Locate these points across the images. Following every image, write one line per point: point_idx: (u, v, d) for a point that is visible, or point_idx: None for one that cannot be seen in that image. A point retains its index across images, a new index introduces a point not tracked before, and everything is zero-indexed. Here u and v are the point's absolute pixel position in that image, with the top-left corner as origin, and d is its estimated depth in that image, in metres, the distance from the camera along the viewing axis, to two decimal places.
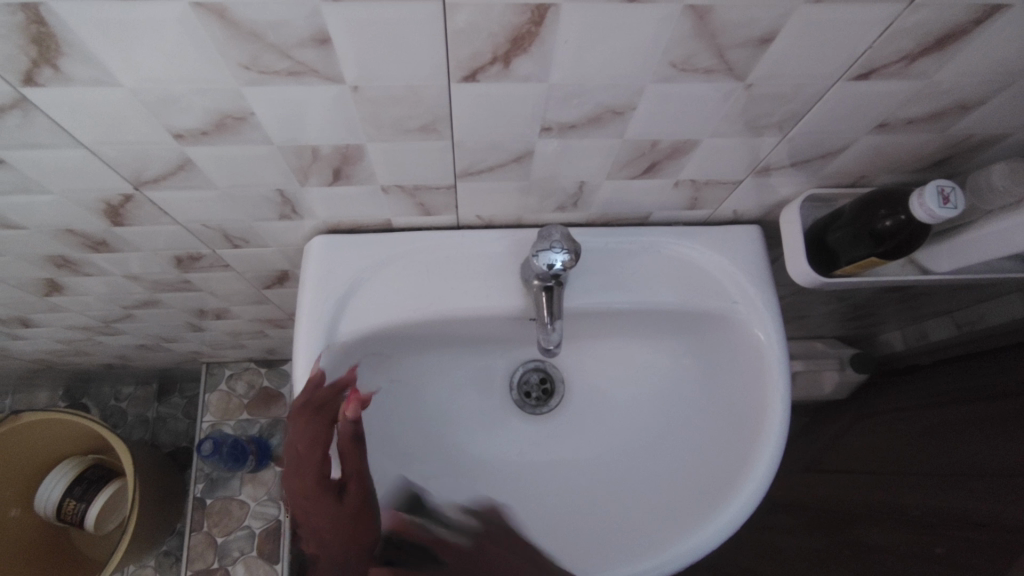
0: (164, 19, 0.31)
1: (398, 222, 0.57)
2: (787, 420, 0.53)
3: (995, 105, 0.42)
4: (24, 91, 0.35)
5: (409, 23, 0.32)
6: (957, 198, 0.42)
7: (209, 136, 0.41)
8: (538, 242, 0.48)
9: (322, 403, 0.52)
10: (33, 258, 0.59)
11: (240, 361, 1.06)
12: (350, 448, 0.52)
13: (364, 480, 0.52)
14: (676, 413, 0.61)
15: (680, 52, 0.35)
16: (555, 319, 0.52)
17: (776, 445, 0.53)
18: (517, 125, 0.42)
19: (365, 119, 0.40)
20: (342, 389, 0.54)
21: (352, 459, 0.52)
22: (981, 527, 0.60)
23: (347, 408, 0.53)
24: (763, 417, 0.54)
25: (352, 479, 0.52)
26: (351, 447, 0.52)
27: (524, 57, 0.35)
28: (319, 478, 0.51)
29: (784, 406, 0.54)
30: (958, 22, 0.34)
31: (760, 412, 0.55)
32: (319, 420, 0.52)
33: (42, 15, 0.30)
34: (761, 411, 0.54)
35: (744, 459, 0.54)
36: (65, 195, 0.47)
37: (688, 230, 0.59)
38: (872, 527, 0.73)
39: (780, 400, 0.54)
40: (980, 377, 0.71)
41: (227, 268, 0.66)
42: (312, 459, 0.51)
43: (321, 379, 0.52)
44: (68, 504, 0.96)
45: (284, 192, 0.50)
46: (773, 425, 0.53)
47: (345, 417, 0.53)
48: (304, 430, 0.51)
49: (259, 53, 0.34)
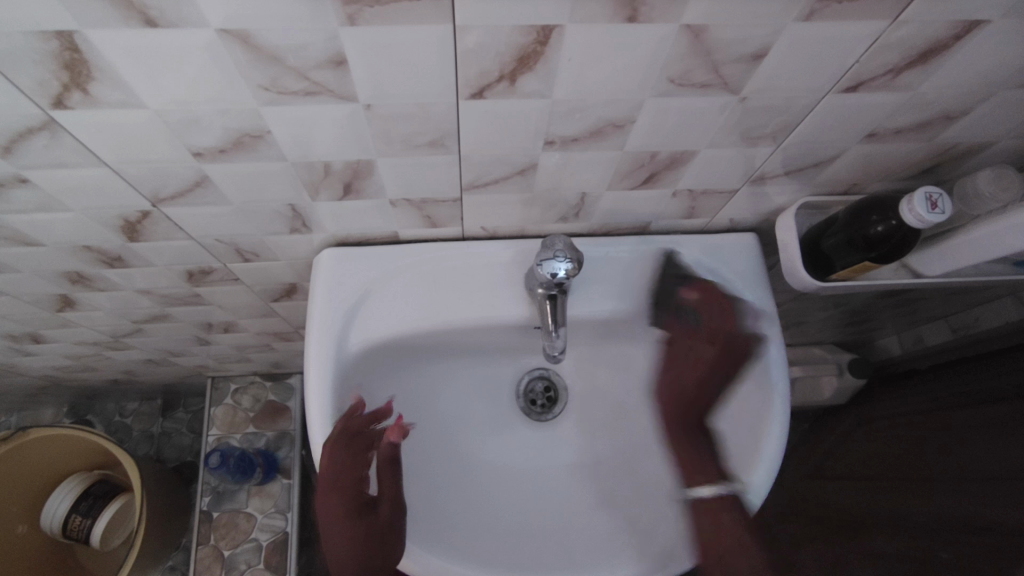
0: (192, 45, 0.33)
1: (406, 235, 0.59)
2: (786, 434, 0.54)
3: (980, 114, 0.44)
4: (53, 113, 0.37)
5: (420, 44, 0.34)
6: (944, 204, 0.44)
7: (226, 153, 0.42)
8: (542, 251, 0.50)
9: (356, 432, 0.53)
10: (49, 274, 0.60)
11: (246, 375, 1.07)
12: (386, 471, 0.54)
13: (396, 503, 0.53)
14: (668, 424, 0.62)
15: (678, 68, 0.37)
16: (559, 326, 0.53)
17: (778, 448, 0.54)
18: (522, 139, 0.43)
19: (376, 136, 0.42)
20: (380, 418, 0.55)
21: (387, 481, 0.53)
22: (986, 530, 0.62)
23: (392, 434, 0.55)
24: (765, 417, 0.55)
25: (386, 501, 0.53)
26: (388, 470, 0.54)
27: (530, 75, 0.37)
28: (356, 498, 0.52)
29: (784, 416, 0.56)
30: (940, 37, 0.36)
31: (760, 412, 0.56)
32: (354, 449, 0.52)
33: (76, 42, 0.32)
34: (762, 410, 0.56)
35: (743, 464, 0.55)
36: (84, 212, 0.49)
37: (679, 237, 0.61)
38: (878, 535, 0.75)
39: (779, 400, 0.56)
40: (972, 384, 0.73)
41: (237, 282, 0.68)
42: (349, 480, 0.52)
43: (360, 407, 0.54)
44: (74, 520, 0.96)
45: (296, 207, 0.51)
46: (774, 427, 0.55)
47: (385, 441, 0.55)
48: (343, 452, 0.52)
49: (278, 75, 0.35)
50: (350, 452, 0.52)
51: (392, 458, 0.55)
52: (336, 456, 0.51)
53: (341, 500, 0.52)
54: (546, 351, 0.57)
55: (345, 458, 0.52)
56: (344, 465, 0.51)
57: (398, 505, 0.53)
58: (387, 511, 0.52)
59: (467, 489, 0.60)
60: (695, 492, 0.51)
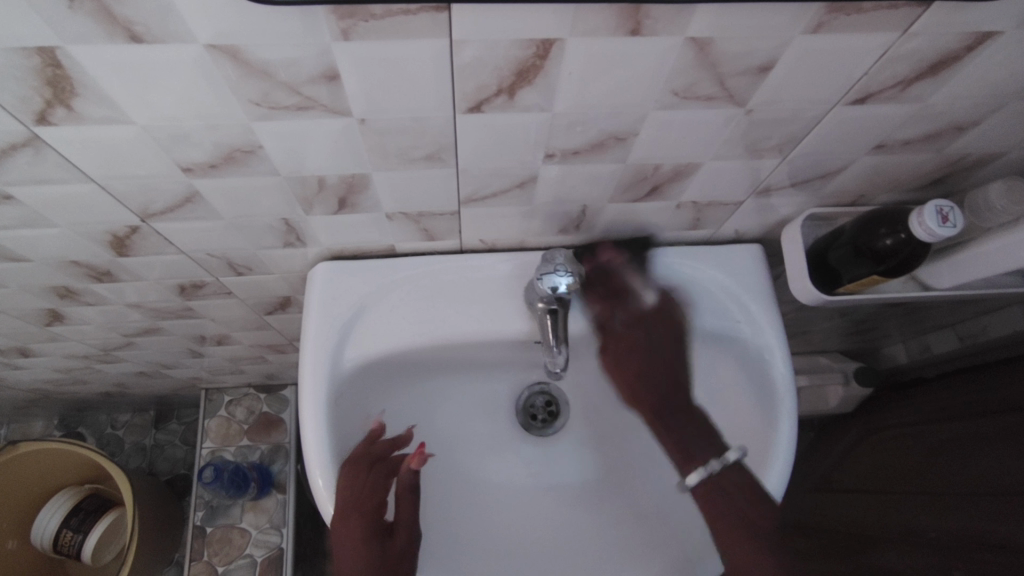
0: (180, 60, 0.31)
1: (402, 248, 0.58)
2: (797, 430, 0.54)
3: (990, 125, 0.43)
4: (37, 130, 0.36)
5: (416, 58, 0.33)
6: (955, 217, 0.43)
7: (217, 168, 0.41)
8: (543, 265, 0.48)
9: (379, 456, 0.53)
10: (36, 289, 0.59)
11: (240, 387, 1.05)
12: (405, 499, 0.53)
13: (410, 533, 0.52)
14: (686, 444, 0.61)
15: (683, 81, 0.36)
16: (560, 342, 0.52)
17: (790, 449, 0.54)
18: (522, 152, 0.42)
19: (372, 150, 0.41)
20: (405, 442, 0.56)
21: (405, 508, 0.53)
22: (1000, 548, 0.60)
23: (411, 461, 0.53)
24: (776, 415, 0.55)
25: (401, 529, 0.52)
26: (408, 499, 0.53)
27: (529, 88, 0.36)
28: (376, 522, 0.50)
29: (794, 441, 0.54)
30: (951, 49, 0.35)
31: (771, 410, 0.55)
32: (377, 473, 0.52)
33: (59, 57, 0.30)
34: (774, 409, 0.55)
35: (759, 461, 0.54)
36: (71, 227, 0.48)
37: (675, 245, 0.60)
38: (892, 551, 0.73)
39: (788, 401, 0.55)
40: (968, 394, 0.73)
41: (229, 295, 0.66)
42: (370, 503, 0.50)
43: (379, 433, 0.54)
44: (65, 535, 0.94)
45: (289, 221, 0.50)
46: (785, 424, 0.54)
47: (407, 468, 0.54)
48: (363, 475, 0.51)
49: (270, 90, 0.34)
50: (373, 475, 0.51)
51: (412, 486, 0.54)
52: (354, 481, 0.50)
53: (360, 522, 0.49)
54: (547, 366, 0.55)
55: (364, 480, 0.51)
56: (363, 488, 0.50)
57: (414, 535, 0.52)
58: (401, 540, 0.51)
59: (468, 509, 0.59)
60: (687, 480, 0.51)
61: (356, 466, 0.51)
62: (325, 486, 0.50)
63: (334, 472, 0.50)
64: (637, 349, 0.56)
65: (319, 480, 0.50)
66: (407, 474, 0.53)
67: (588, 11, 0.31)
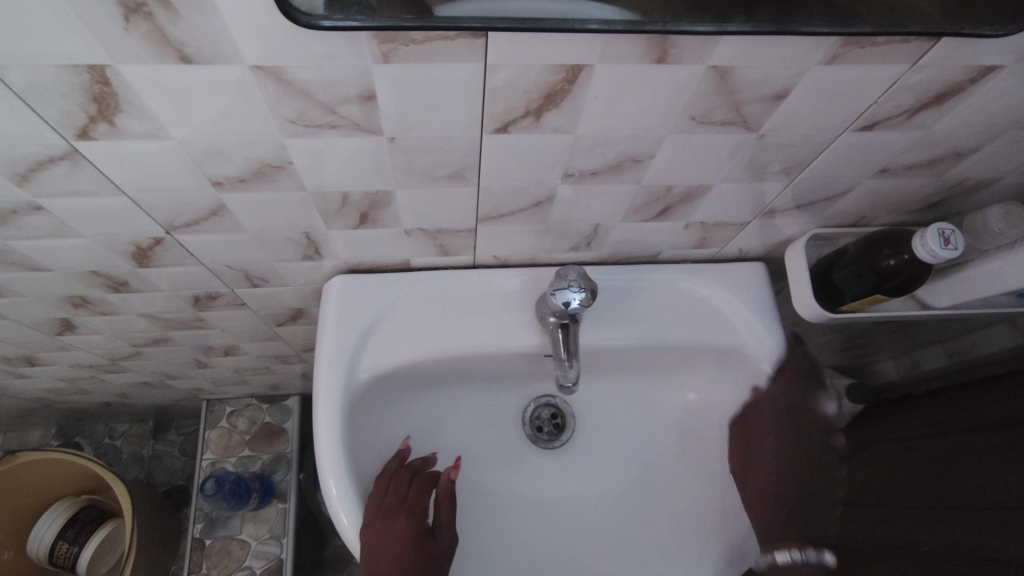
0: (223, 79, 0.33)
1: (417, 262, 0.59)
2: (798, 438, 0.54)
3: (989, 151, 0.45)
4: (75, 144, 0.37)
5: (447, 81, 0.34)
6: (957, 240, 0.45)
7: (246, 183, 0.42)
8: (556, 280, 0.50)
9: (416, 469, 0.55)
10: (52, 298, 0.60)
11: (241, 398, 1.05)
12: (445, 505, 0.54)
13: (450, 530, 0.53)
14: (697, 463, 0.62)
15: (701, 106, 0.38)
16: (572, 356, 0.53)
17: None
18: (541, 172, 0.44)
19: (398, 167, 0.42)
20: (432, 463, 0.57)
21: (445, 511, 0.53)
22: (990, 563, 0.61)
23: (452, 470, 0.55)
24: None
25: (442, 529, 0.53)
26: (448, 506, 0.54)
27: (555, 112, 0.37)
28: (418, 525, 0.51)
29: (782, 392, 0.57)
30: (956, 80, 0.37)
31: None
32: (411, 482, 0.53)
33: (108, 76, 0.32)
34: None
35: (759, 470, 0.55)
36: (96, 238, 0.49)
37: (739, 273, 0.62)
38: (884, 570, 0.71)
39: None
40: (943, 407, 0.75)
41: (242, 307, 0.67)
42: (411, 505, 0.51)
43: (407, 452, 0.56)
44: (61, 547, 0.94)
45: (310, 235, 0.51)
46: None
47: (447, 477, 0.55)
48: (404, 485, 0.53)
49: (306, 109, 0.35)
50: (410, 483, 0.53)
51: (450, 494, 0.54)
52: (394, 491, 0.52)
53: (405, 524, 0.50)
54: (557, 380, 0.56)
55: (404, 489, 0.53)
56: (399, 495, 0.52)
57: (453, 538, 0.53)
58: (442, 542, 0.52)
59: (486, 517, 0.60)
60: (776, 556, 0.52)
61: (392, 478, 0.53)
62: (338, 495, 0.50)
63: (346, 482, 0.51)
64: (763, 416, 0.58)
65: (332, 489, 0.50)
66: (448, 483, 0.55)
67: (616, 41, 0.32)
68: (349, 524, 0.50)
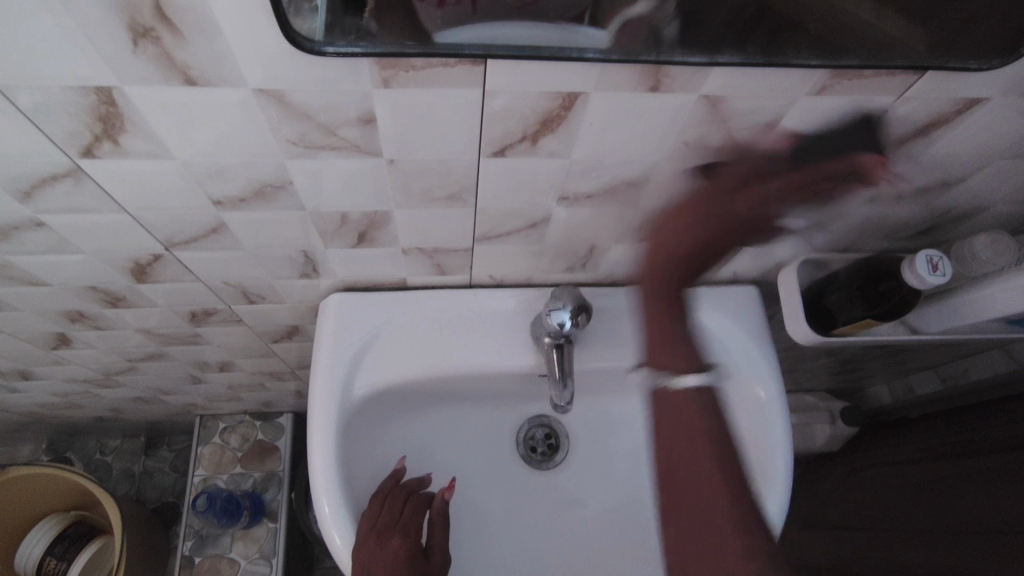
0: (227, 102, 0.33)
1: (414, 281, 0.59)
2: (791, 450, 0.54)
3: (976, 180, 0.46)
4: (79, 162, 0.37)
5: (447, 106, 0.35)
6: (945, 266, 0.45)
7: (246, 203, 0.43)
8: (551, 301, 0.51)
9: (410, 489, 0.54)
10: (49, 313, 0.60)
11: (235, 414, 1.05)
12: (438, 526, 0.53)
13: (444, 552, 0.52)
14: None
15: (695, 132, 0.39)
16: (566, 377, 0.53)
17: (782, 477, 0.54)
18: (537, 194, 0.44)
19: (396, 188, 0.42)
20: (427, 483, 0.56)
21: (438, 530, 0.53)
22: None
23: (447, 491, 0.55)
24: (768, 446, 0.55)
25: (436, 551, 0.52)
26: (441, 527, 0.53)
27: (551, 137, 0.38)
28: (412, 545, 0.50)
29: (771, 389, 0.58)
30: (944, 111, 0.38)
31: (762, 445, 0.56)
32: (406, 502, 0.53)
33: (114, 97, 0.32)
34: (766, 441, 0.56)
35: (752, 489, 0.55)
36: (95, 254, 0.49)
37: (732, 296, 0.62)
38: None
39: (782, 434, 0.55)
40: (932, 432, 0.74)
41: (239, 323, 0.68)
42: (406, 524, 0.51)
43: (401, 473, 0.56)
44: (49, 563, 0.93)
45: (308, 253, 0.51)
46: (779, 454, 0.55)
47: (440, 497, 0.54)
48: (398, 504, 0.52)
49: (307, 131, 0.36)
50: (404, 503, 0.53)
51: (445, 515, 0.54)
52: (387, 512, 0.51)
53: (399, 544, 0.49)
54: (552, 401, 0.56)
55: (399, 508, 0.52)
56: (394, 514, 0.51)
57: (446, 558, 0.52)
58: (437, 562, 0.51)
59: (479, 538, 0.60)
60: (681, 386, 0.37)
61: (386, 498, 0.52)
62: (330, 513, 0.50)
63: (340, 500, 0.51)
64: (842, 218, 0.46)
65: (324, 506, 0.50)
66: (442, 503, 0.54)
67: (612, 70, 0.33)
68: (341, 543, 0.50)
